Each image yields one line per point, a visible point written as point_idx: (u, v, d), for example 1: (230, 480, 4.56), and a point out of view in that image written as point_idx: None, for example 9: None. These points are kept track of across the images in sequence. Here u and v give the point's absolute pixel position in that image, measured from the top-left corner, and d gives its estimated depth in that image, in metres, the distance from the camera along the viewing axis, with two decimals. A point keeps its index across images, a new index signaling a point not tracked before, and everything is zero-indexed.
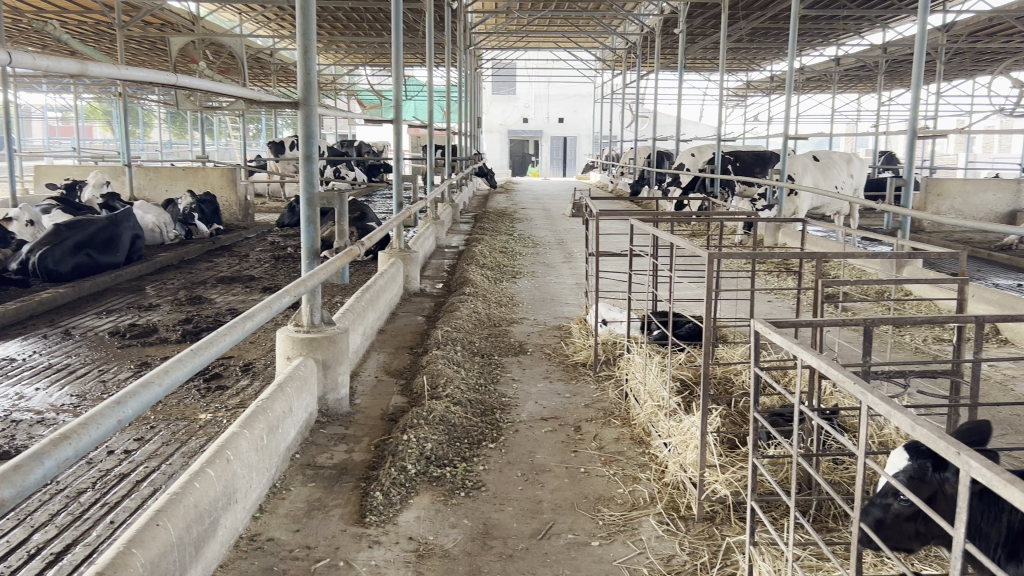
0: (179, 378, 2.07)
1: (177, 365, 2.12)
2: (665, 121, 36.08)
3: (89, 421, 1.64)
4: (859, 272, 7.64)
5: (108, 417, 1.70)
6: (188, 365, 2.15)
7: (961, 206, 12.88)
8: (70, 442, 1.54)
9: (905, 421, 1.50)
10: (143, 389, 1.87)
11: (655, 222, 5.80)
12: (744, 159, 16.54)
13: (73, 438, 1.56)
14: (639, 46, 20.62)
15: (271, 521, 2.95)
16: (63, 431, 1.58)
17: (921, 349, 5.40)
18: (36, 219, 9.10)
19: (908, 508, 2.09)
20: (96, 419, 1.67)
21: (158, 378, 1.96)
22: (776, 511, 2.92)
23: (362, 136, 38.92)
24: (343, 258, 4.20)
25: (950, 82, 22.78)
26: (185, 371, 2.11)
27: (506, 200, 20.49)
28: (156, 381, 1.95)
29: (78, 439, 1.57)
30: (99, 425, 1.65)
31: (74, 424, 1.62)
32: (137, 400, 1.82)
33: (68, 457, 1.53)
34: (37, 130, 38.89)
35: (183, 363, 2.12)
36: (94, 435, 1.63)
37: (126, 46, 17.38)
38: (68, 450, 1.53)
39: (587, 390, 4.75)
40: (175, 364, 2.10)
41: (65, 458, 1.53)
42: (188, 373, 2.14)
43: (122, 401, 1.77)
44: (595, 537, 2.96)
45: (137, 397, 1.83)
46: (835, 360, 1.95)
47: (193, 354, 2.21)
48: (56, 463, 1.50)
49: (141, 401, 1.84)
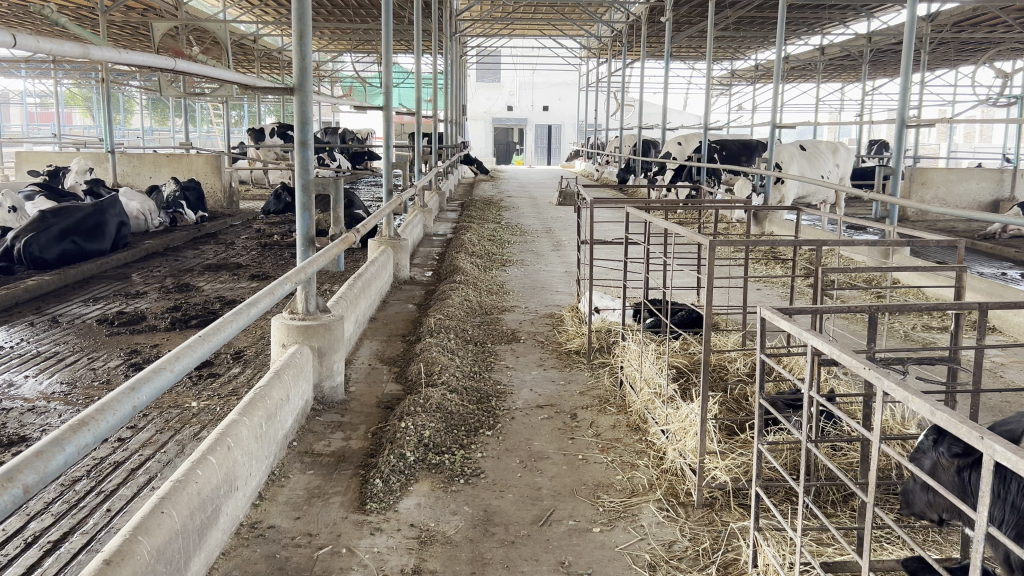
0: (190, 364, 2.05)
1: (186, 351, 2.09)
2: (651, 109, 36.12)
3: (107, 407, 1.61)
4: (848, 260, 7.70)
5: (125, 403, 1.68)
6: (198, 351, 2.13)
7: (945, 196, 12.98)
8: (89, 429, 1.52)
9: (926, 407, 1.54)
10: (156, 375, 1.85)
11: (648, 209, 5.76)
12: (730, 148, 16.62)
13: (92, 424, 1.54)
14: (625, 34, 20.53)
15: (272, 509, 2.93)
16: (81, 417, 1.55)
17: (911, 336, 5.47)
18: (19, 205, 8.97)
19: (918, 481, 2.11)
20: (113, 404, 1.65)
21: (169, 364, 1.93)
22: (775, 497, 2.94)
23: (346, 123, 38.78)
24: (339, 246, 4.14)
25: (933, 71, 23.00)
26: (195, 356, 2.10)
27: (492, 188, 20.57)
28: (168, 366, 1.93)
29: (96, 424, 1.55)
30: (116, 411, 1.63)
31: (92, 408, 1.60)
32: (151, 386, 1.80)
33: (87, 443, 1.51)
34: (14, 117, 38.30)
35: (194, 348, 2.10)
36: (112, 420, 1.61)
37: (108, 32, 17.16)
38: (87, 436, 1.51)
39: (581, 376, 4.77)
40: (185, 350, 2.07)
41: (85, 443, 1.51)
42: (197, 359, 2.12)
43: (136, 387, 1.75)
44: (596, 523, 2.97)
45: (151, 381, 1.81)
46: (847, 346, 1.97)
47: (201, 341, 2.19)
48: (77, 449, 1.48)
49: (154, 387, 1.82)
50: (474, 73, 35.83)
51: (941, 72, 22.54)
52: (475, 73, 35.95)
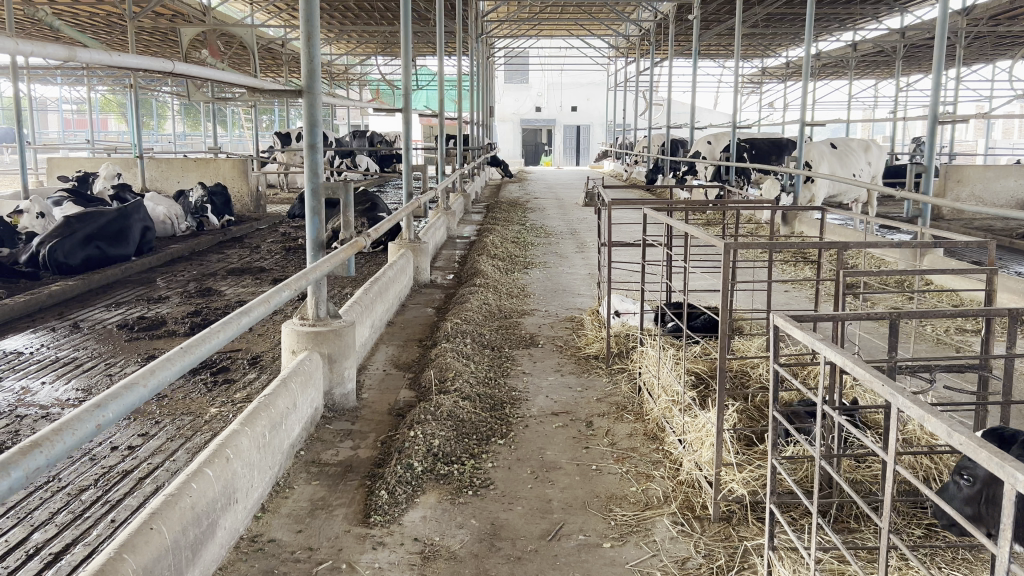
0: (167, 377, 1.99)
1: (165, 364, 2.03)
2: (680, 109, 35.81)
3: (64, 427, 1.55)
4: (879, 261, 7.48)
5: (86, 422, 1.61)
6: (177, 364, 2.06)
7: (982, 193, 12.61)
8: (41, 451, 1.45)
9: (941, 427, 1.43)
10: (126, 391, 1.78)
11: (669, 210, 5.62)
12: (760, 146, 16.34)
13: (45, 445, 1.47)
14: (652, 33, 20.32)
15: (273, 522, 2.87)
16: (34, 438, 1.48)
17: (943, 340, 5.28)
18: (47, 211, 9.08)
19: (971, 490, 2.23)
20: (73, 424, 1.58)
21: (143, 379, 1.87)
22: (795, 512, 2.81)
23: (375, 126, 39.04)
24: (349, 251, 4.08)
25: (970, 67, 22.44)
26: (174, 370, 2.04)
27: (519, 189, 20.46)
28: (141, 382, 1.86)
29: (50, 446, 1.48)
30: (76, 431, 1.57)
31: (47, 430, 1.53)
32: (119, 403, 1.74)
33: (39, 466, 1.44)
34: (52, 121, 39.03)
35: (172, 362, 2.04)
36: (69, 442, 1.55)
37: (138, 37, 17.41)
38: (38, 459, 1.44)
39: (599, 383, 4.65)
40: (163, 363, 2.01)
41: (36, 468, 1.44)
42: (177, 372, 2.06)
43: (101, 405, 1.68)
44: (606, 538, 2.86)
45: (119, 399, 1.74)
46: (860, 357, 1.86)
47: (183, 352, 2.13)
48: (25, 474, 1.41)
49: (123, 404, 1.75)
50: (502, 74, 35.70)
51: (978, 67, 22.00)
52: (503, 74, 35.70)
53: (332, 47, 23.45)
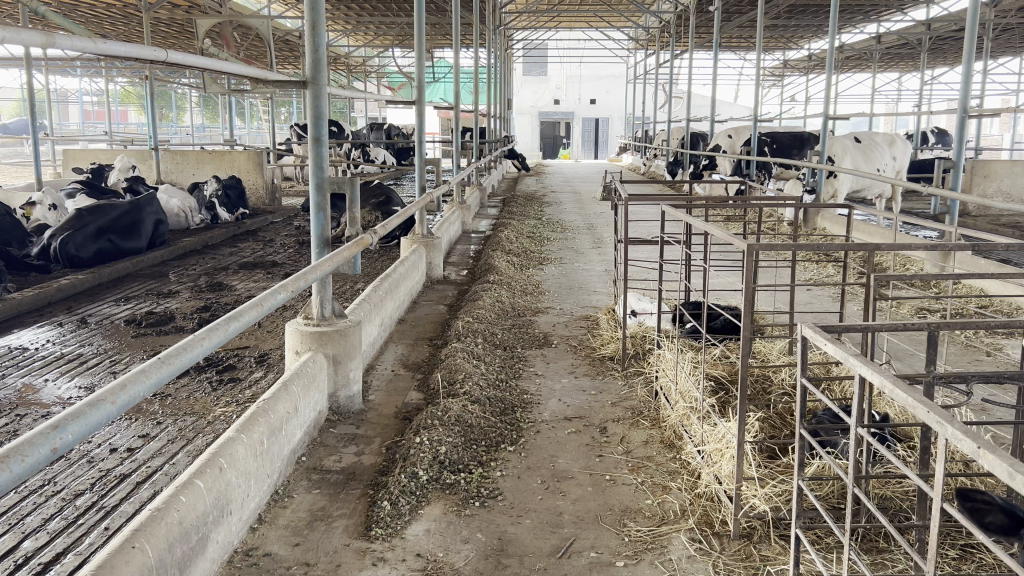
0: (139, 393, 1.87)
1: (138, 378, 1.92)
2: (699, 101, 35.40)
3: (14, 452, 1.43)
4: (907, 261, 7.22)
5: (40, 446, 1.49)
6: (151, 377, 1.95)
7: (1010, 189, 12.24)
8: None
9: (1001, 467, 1.27)
10: (90, 409, 1.67)
11: (691, 207, 5.41)
12: (782, 140, 16.03)
13: None
14: (672, 25, 20.02)
15: (270, 534, 2.75)
16: None
17: (973, 344, 5.09)
18: (59, 203, 9.07)
19: None
20: (24, 449, 1.46)
21: (112, 396, 1.76)
22: (822, 534, 2.65)
23: (393, 119, 38.97)
24: (354, 247, 3.95)
25: (996, 60, 21.86)
26: (148, 384, 1.92)
27: (537, 182, 20.27)
28: (109, 399, 1.75)
29: None
30: (25, 457, 1.44)
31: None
32: (80, 423, 1.62)
33: None
34: (75, 113, 39.36)
35: (146, 375, 1.93)
36: (18, 470, 1.41)
37: (155, 28, 17.41)
38: None
39: (614, 386, 4.48)
40: (137, 377, 1.90)
41: None
42: (151, 386, 1.94)
43: (60, 426, 1.56)
44: (619, 556, 2.71)
45: (81, 419, 1.63)
46: (899, 379, 1.69)
47: (160, 363, 2.02)
48: None
49: (85, 424, 1.64)
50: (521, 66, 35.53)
51: (1005, 59, 21.44)
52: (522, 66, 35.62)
53: (350, 39, 23.36)
